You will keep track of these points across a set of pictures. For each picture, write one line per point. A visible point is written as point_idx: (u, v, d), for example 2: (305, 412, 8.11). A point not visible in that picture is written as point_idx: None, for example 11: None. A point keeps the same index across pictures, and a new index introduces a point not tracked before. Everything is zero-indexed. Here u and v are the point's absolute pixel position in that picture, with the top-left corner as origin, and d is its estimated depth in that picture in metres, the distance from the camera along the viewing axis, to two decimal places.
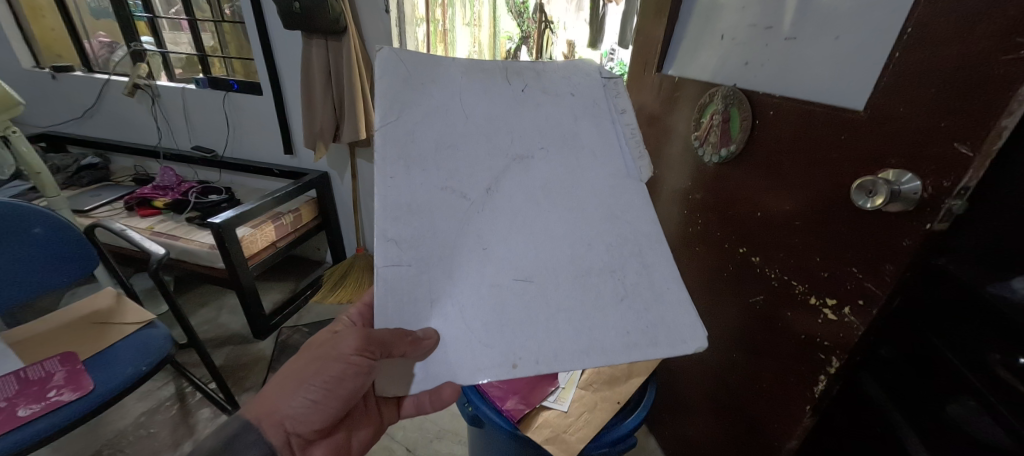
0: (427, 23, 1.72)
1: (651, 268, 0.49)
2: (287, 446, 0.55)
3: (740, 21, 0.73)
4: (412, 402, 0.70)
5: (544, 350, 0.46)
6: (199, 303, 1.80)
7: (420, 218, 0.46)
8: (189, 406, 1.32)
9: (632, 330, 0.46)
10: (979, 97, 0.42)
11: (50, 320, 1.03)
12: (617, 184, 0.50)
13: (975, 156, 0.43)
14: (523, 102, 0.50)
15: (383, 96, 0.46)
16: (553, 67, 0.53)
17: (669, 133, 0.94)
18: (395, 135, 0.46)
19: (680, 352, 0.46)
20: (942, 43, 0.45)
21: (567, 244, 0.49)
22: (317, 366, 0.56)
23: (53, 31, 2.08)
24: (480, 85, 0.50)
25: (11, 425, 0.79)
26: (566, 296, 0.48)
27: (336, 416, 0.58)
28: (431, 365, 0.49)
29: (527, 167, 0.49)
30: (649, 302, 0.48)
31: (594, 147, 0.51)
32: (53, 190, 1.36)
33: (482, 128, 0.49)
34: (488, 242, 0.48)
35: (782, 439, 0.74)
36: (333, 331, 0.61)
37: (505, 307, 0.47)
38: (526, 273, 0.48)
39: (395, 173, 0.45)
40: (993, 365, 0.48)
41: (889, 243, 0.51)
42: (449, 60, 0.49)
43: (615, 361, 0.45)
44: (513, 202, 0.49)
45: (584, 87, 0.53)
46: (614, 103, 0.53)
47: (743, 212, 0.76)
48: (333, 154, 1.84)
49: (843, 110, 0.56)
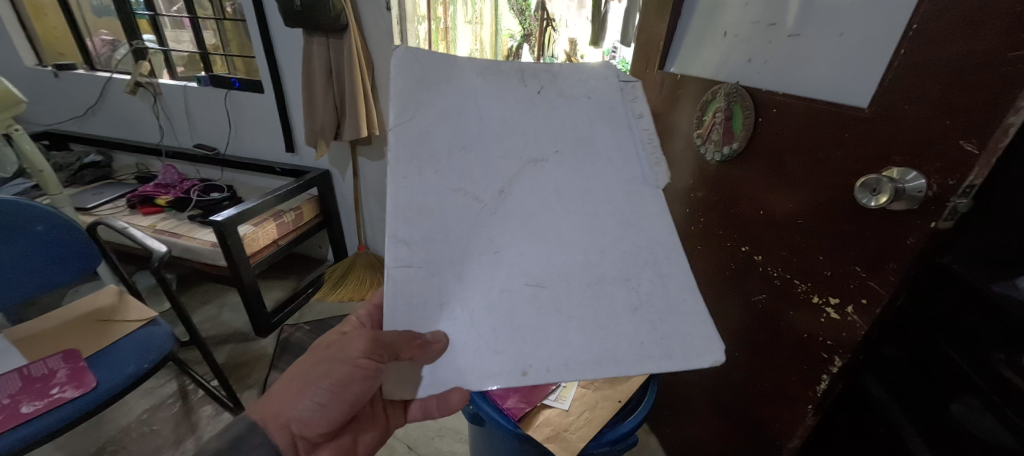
0: (429, 21, 1.72)
1: (666, 278, 0.48)
2: (292, 448, 0.55)
3: (743, 18, 0.73)
4: (420, 406, 0.69)
5: (555, 359, 0.46)
6: (202, 300, 1.81)
7: (431, 220, 0.46)
8: (192, 403, 1.32)
9: (646, 341, 0.46)
10: (988, 94, 0.41)
11: (54, 317, 1.04)
12: (633, 192, 0.50)
13: (981, 153, 0.42)
14: (538, 105, 0.49)
15: (397, 96, 0.46)
16: (569, 69, 0.51)
17: (672, 132, 0.93)
18: (409, 135, 0.46)
19: (695, 365, 0.46)
20: (951, 40, 0.44)
21: (580, 249, 0.48)
22: (324, 368, 0.56)
23: (56, 29, 2.08)
24: (495, 87, 0.49)
25: (14, 422, 0.79)
26: (577, 304, 0.47)
27: (341, 419, 0.58)
28: (439, 370, 0.49)
29: (540, 171, 0.49)
30: (664, 314, 0.47)
31: (609, 152, 0.50)
32: (56, 188, 1.36)
33: (495, 130, 0.48)
34: (499, 246, 0.48)
35: (783, 439, 0.74)
36: (341, 333, 0.63)
37: (515, 313, 0.47)
38: (538, 278, 0.48)
39: (408, 174, 0.45)
40: (997, 364, 0.48)
41: (894, 241, 0.51)
42: (464, 61, 0.48)
43: (629, 371, 0.45)
44: (525, 206, 0.48)
45: (601, 90, 0.51)
46: (631, 107, 0.51)
47: (746, 211, 0.75)
48: (335, 153, 1.84)
49: (850, 108, 0.55)
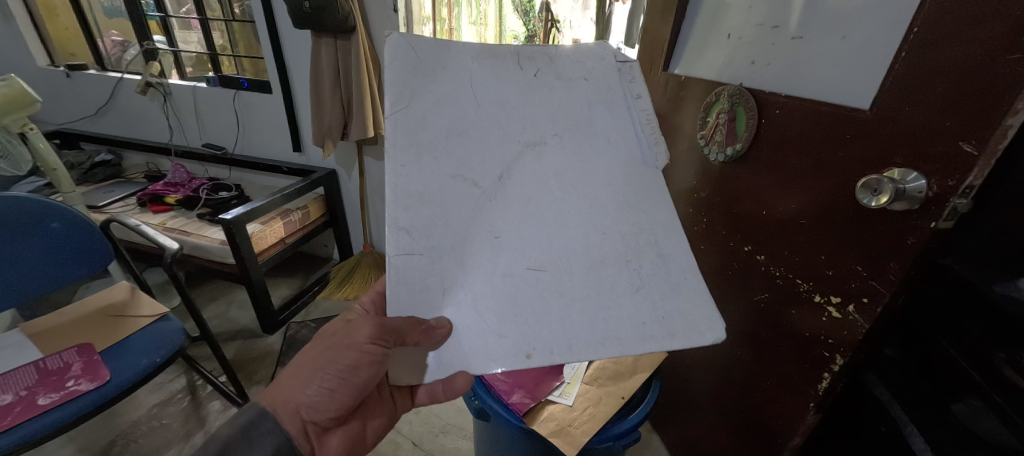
0: (433, 22, 1.72)
1: (666, 257, 0.50)
2: (303, 433, 0.56)
3: (748, 20, 0.73)
4: (426, 391, 0.71)
5: (558, 340, 0.47)
6: (210, 297, 1.83)
7: (431, 207, 0.47)
8: (200, 398, 1.34)
9: (648, 321, 0.47)
10: (986, 95, 0.42)
11: (67, 312, 1.06)
12: (634, 171, 0.51)
13: (979, 154, 0.43)
14: (535, 88, 0.50)
15: (393, 83, 0.47)
16: (566, 52, 0.52)
17: (678, 132, 0.94)
18: (406, 122, 0.47)
19: (698, 342, 0.47)
20: (949, 40, 0.45)
21: (581, 233, 0.49)
22: (332, 353, 0.58)
23: (68, 30, 2.12)
24: (491, 70, 0.50)
25: (30, 414, 0.81)
26: (580, 285, 0.49)
27: (350, 404, 0.60)
28: (444, 353, 0.51)
29: (539, 154, 0.50)
30: (665, 293, 0.49)
31: (608, 133, 0.51)
32: (70, 186, 1.40)
33: (494, 115, 0.49)
34: (500, 231, 0.49)
35: (786, 436, 0.75)
36: (347, 318, 0.63)
37: (519, 296, 0.48)
38: (539, 262, 0.49)
39: (407, 161, 0.47)
40: (998, 364, 0.48)
41: (894, 239, 0.52)
42: (460, 46, 0.50)
43: (632, 349, 0.46)
44: (526, 190, 0.49)
45: (598, 71, 0.52)
46: (629, 88, 0.52)
47: (748, 210, 0.76)
48: (342, 152, 1.86)
49: (849, 109, 0.56)
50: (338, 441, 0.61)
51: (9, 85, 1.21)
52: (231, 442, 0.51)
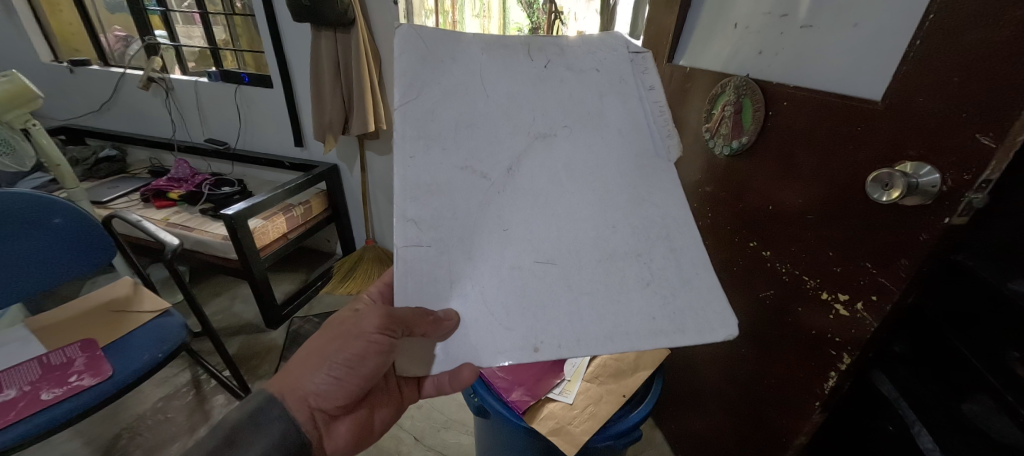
0: (438, 15, 1.58)
1: (679, 252, 0.48)
2: (310, 420, 0.56)
3: (755, 9, 0.71)
4: (433, 382, 0.71)
5: (566, 334, 0.46)
6: (215, 292, 1.85)
7: (439, 199, 0.46)
8: (204, 392, 1.35)
9: (657, 316, 0.46)
10: (1003, 85, 0.40)
11: (70, 308, 1.06)
12: (644, 165, 0.49)
13: (998, 147, 0.41)
14: (545, 79, 0.49)
15: (402, 74, 0.46)
16: (577, 42, 0.50)
17: (683, 124, 0.92)
18: (414, 114, 0.46)
19: (710, 339, 0.46)
20: (969, 28, 0.43)
21: (590, 226, 0.48)
22: (340, 342, 0.57)
23: (70, 25, 2.12)
24: (500, 60, 0.49)
25: (34, 408, 0.82)
26: (587, 278, 0.48)
27: (358, 392, 0.59)
28: (451, 344, 0.50)
29: (547, 146, 0.48)
30: (676, 288, 0.47)
31: (620, 125, 0.49)
32: (72, 181, 1.39)
33: (502, 106, 0.48)
34: (507, 223, 0.48)
35: (791, 435, 0.74)
36: (354, 308, 0.61)
37: (525, 288, 0.48)
38: (549, 255, 0.48)
39: (414, 153, 0.46)
40: (1013, 364, 0.47)
41: (907, 235, 0.50)
42: (468, 36, 0.48)
43: (641, 346, 0.45)
44: (534, 182, 0.48)
45: (610, 61, 0.50)
46: (642, 79, 0.49)
47: (755, 205, 0.74)
48: (344, 147, 1.85)
49: (863, 100, 0.54)
50: (347, 429, 0.61)
51: (10, 81, 1.20)
52: (238, 427, 0.51)
